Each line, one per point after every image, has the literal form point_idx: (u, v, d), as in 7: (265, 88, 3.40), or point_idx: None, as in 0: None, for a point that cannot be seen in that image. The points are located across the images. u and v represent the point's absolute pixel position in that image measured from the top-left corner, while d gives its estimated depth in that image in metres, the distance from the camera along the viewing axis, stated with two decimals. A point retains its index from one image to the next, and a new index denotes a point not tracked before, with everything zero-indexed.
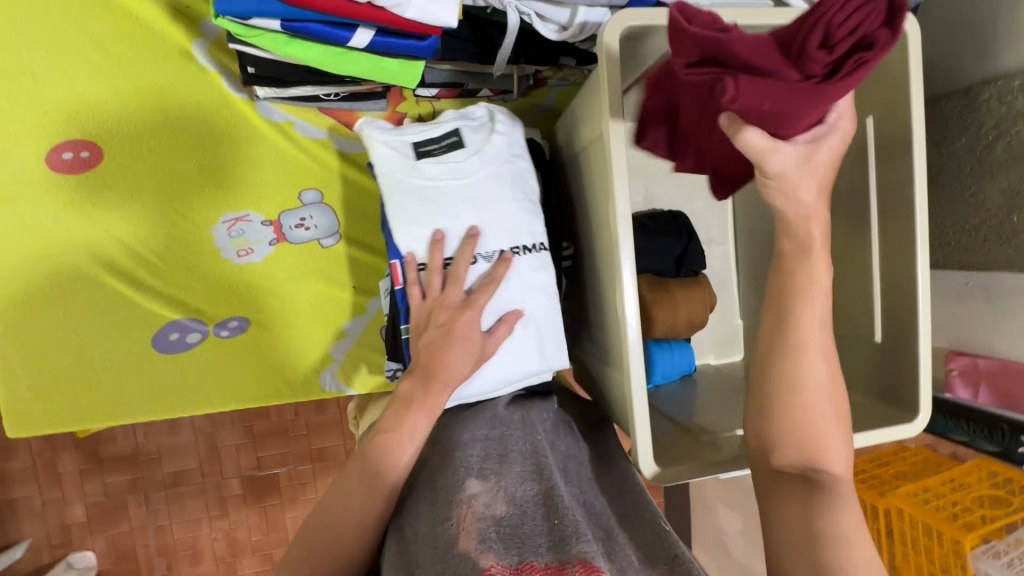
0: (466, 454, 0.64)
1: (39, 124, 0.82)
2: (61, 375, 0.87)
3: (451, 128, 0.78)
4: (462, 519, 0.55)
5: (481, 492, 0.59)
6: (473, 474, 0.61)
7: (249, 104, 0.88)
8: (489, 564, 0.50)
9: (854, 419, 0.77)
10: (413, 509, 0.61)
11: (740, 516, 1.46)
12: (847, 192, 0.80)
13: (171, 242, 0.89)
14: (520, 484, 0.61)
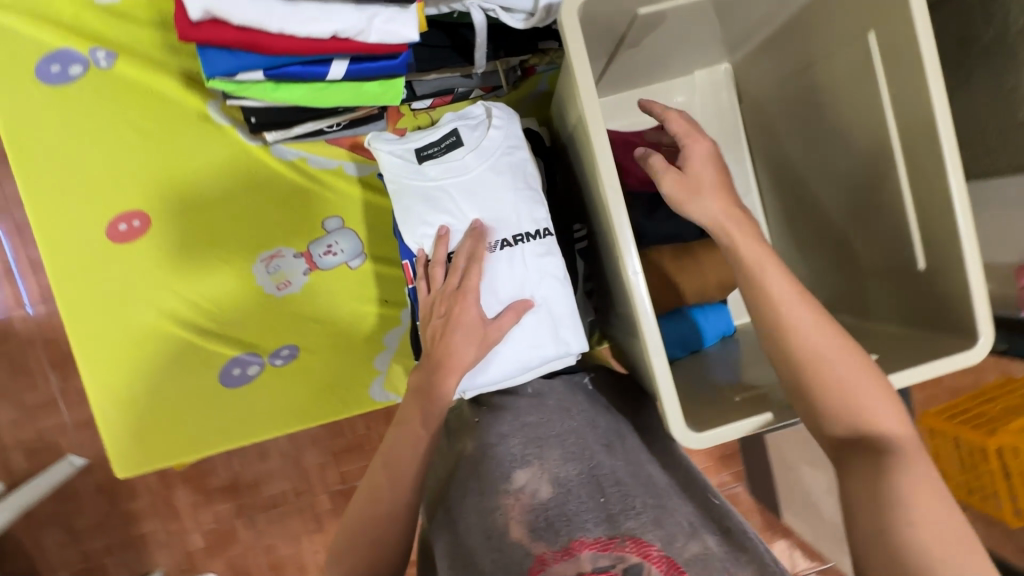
0: (505, 445, 0.70)
1: (94, 202, 0.93)
2: (149, 420, 0.96)
3: (450, 129, 0.79)
4: (512, 509, 0.65)
5: (528, 481, 0.66)
6: (517, 465, 0.68)
7: (264, 149, 0.96)
8: (543, 552, 0.61)
9: (908, 355, 0.71)
10: (462, 495, 0.70)
11: (825, 473, 1.39)
12: (863, 116, 0.75)
13: (220, 286, 0.98)
14: (563, 465, 0.67)
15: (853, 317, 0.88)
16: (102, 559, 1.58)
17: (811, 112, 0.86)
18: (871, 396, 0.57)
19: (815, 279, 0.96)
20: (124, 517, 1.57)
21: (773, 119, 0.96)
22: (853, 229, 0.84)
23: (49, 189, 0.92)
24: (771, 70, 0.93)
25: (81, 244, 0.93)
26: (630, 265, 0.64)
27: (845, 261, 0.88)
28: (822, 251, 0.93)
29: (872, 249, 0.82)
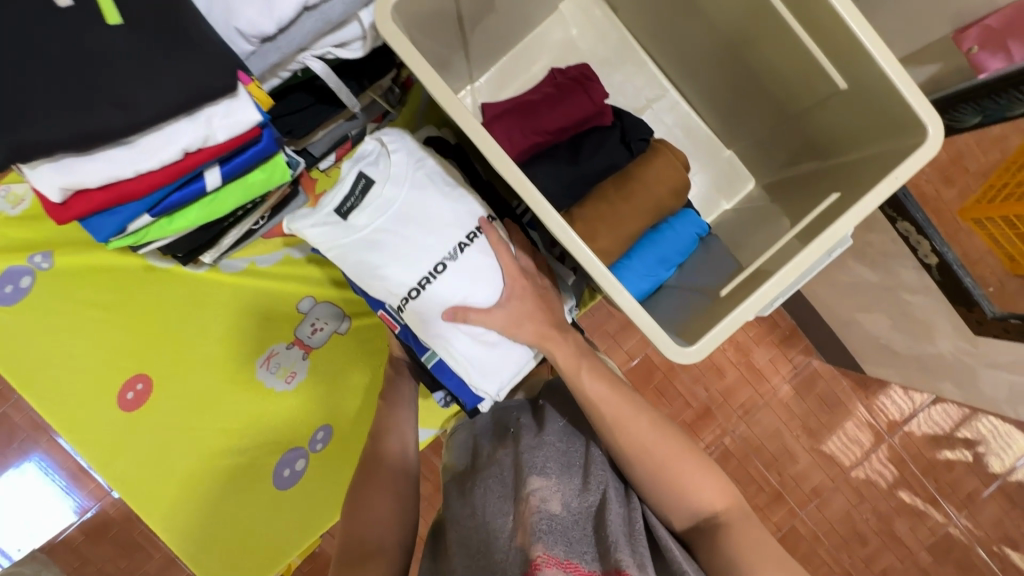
0: (534, 454, 0.77)
1: (96, 386, 0.99)
2: (236, 546, 1.02)
3: (356, 174, 0.81)
4: (525, 511, 0.69)
5: (541, 491, 0.71)
6: (538, 473, 0.74)
7: (215, 270, 1.01)
8: (540, 554, 0.62)
9: (870, 178, 0.68)
10: (484, 488, 0.77)
11: (882, 313, 1.34)
12: None
13: (235, 406, 1.03)
14: (576, 494, 0.73)
15: (815, 160, 0.85)
16: None
17: None
18: (688, 472, 0.71)
19: (765, 141, 0.93)
20: None
21: (650, 13, 0.93)
22: (769, 79, 0.81)
23: (53, 391, 0.97)
24: None
25: (102, 427, 0.98)
26: (552, 222, 0.63)
27: (779, 113, 0.85)
28: (756, 113, 0.90)
29: (795, 90, 0.78)
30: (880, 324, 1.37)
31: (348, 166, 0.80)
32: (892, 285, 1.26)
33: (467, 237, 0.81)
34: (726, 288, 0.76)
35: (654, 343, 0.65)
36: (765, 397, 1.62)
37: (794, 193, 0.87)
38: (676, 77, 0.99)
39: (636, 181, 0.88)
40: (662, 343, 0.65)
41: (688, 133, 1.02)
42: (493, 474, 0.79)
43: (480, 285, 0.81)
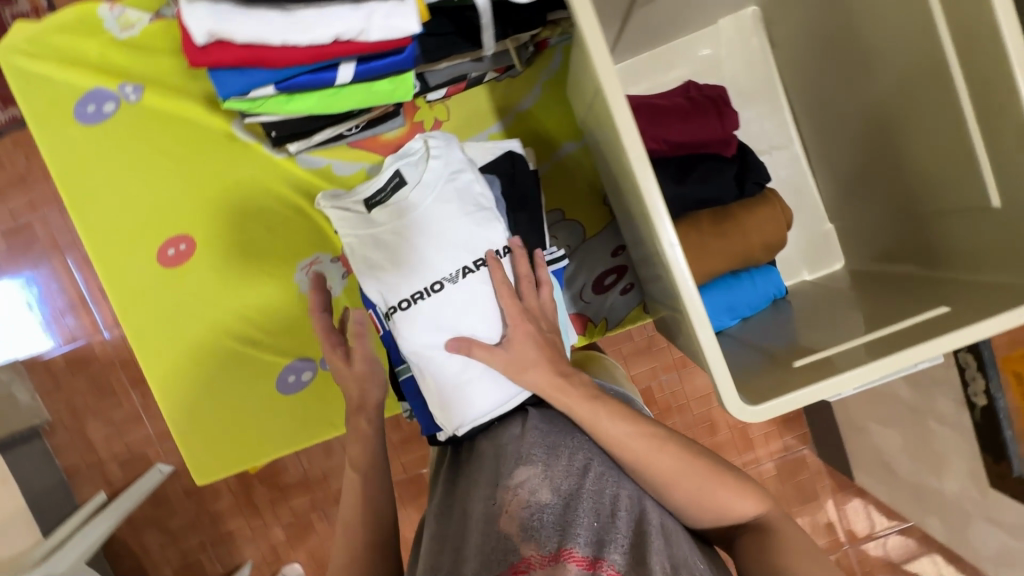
0: (520, 443, 0.69)
1: (144, 233, 0.98)
2: (220, 429, 1.02)
3: (392, 171, 0.81)
4: (507, 502, 0.62)
5: (528, 478, 0.64)
6: (524, 460, 0.66)
7: (291, 160, 0.97)
8: (529, 554, 0.57)
9: (979, 305, 0.65)
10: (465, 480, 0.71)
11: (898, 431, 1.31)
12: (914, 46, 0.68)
13: (264, 298, 1.01)
14: (567, 474, 0.65)
15: (919, 266, 0.81)
16: (197, 554, 1.72)
17: (851, 45, 0.78)
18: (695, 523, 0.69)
19: (874, 228, 0.89)
20: (211, 515, 1.71)
21: (811, 58, 0.88)
22: (912, 172, 0.76)
23: (104, 223, 0.97)
24: (799, 9, 0.86)
25: (136, 273, 0.98)
26: (665, 237, 0.60)
27: (902, 207, 0.81)
28: (875, 196, 0.86)
29: (935, 191, 0.74)
30: (893, 442, 1.34)
31: (389, 161, 0.81)
32: (921, 409, 1.23)
33: (474, 264, 0.77)
34: (801, 359, 0.73)
35: (721, 394, 0.63)
36: (749, 469, 1.61)
37: (886, 289, 0.83)
38: (809, 131, 0.95)
39: (736, 222, 0.85)
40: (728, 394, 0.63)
41: (795, 192, 0.99)
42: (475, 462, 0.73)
43: (480, 315, 0.76)
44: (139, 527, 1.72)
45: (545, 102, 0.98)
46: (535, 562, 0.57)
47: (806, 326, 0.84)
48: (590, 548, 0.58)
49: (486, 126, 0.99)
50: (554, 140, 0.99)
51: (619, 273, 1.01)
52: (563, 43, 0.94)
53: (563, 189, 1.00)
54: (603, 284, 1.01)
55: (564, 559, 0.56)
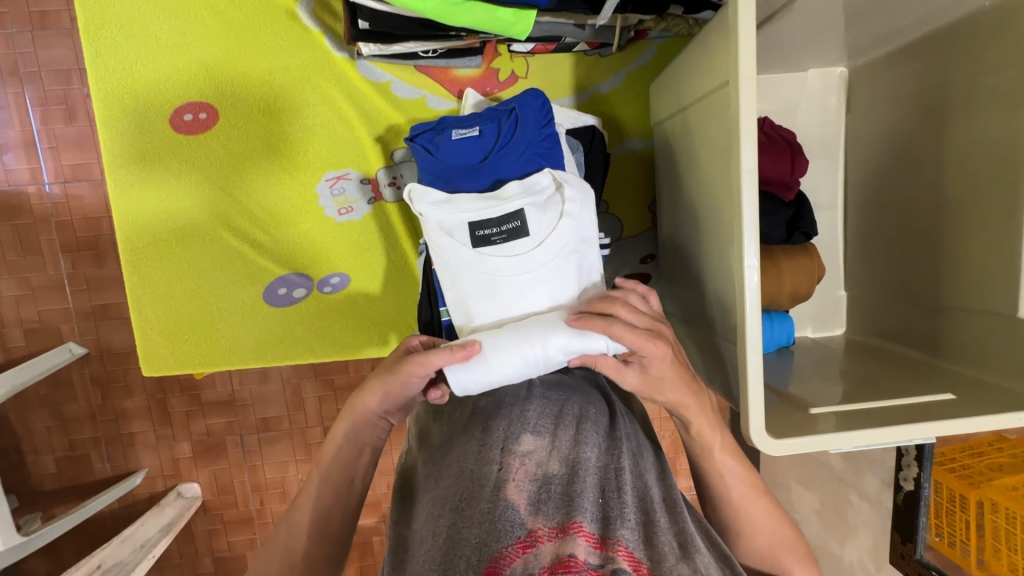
0: (525, 409, 0.67)
1: (164, 86, 0.87)
2: (186, 323, 0.94)
3: (516, 209, 0.77)
4: (511, 471, 0.57)
5: (534, 449, 0.60)
6: (529, 430, 0.63)
7: (350, 64, 0.90)
8: (537, 528, 0.50)
9: (983, 400, 0.70)
10: (464, 443, 0.65)
11: (815, 496, 1.39)
12: (996, 150, 0.72)
13: (278, 199, 0.93)
14: (576, 447, 0.61)
15: (920, 351, 0.86)
16: (87, 450, 1.56)
17: (930, 133, 0.82)
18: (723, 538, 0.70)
19: (886, 305, 0.94)
20: (115, 413, 1.55)
21: (881, 136, 0.92)
22: (945, 265, 0.81)
23: (122, 60, 0.85)
24: (891, 84, 0.89)
25: (143, 127, 0.88)
26: (746, 257, 0.61)
27: (919, 292, 0.87)
28: (899, 277, 0.91)
29: (961, 287, 0.79)
30: (809, 503, 1.42)
31: (516, 196, 0.77)
32: (847, 481, 1.30)
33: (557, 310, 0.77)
34: (819, 407, 0.74)
35: (749, 424, 0.64)
36: None
37: (884, 363, 0.88)
38: (852, 201, 1.00)
39: (774, 263, 0.88)
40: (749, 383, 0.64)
41: (824, 252, 1.04)
42: (474, 426, 0.67)
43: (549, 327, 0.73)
44: (27, 405, 1.54)
45: (626, 92, 0.95)
46: (544, 537, 0.49)
47: (807, 378, 0.87)
48: (601, 525, 0.51)
49: (559, 96, 0.95)
50: (621, 130, 0.97)
51: (641, 280, 1.01)
52: (660, 40, 0.93)
53: (614, 182, 0.99)
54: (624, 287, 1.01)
55: (573, 533, 0.49)
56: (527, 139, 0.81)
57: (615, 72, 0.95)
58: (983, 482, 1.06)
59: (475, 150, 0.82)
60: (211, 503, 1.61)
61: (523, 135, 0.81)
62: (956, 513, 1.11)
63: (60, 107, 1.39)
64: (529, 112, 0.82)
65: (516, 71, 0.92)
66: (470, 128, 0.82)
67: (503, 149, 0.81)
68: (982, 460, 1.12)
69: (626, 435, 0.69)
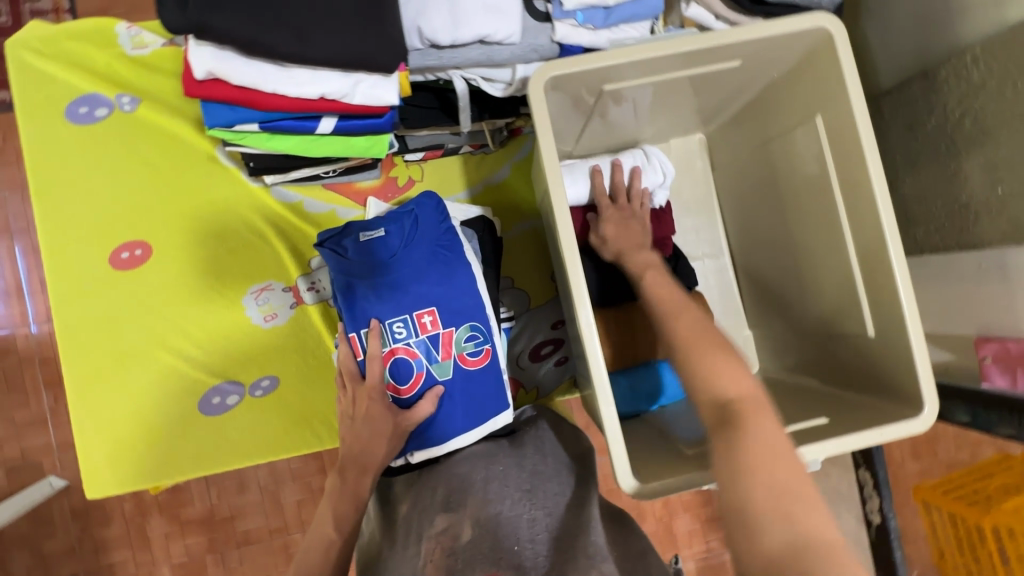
0: (439, 494, 0.77)
1: (104, 233, 1.00)
2: (126, 444, 0.99)
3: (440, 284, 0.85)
4: (430, 556, 0.67)
5: (448, 526, 0.70)
6: (443, 511, 0.73)
7: (264, 190, 1.02)
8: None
9: (857, 420, 0.73)
10: (395, 547, 0.75)
11: None
12: (816, 190, 0.80)
13: (209, 315, 1.02)
14: (481, 507, 0.70)
15: (817, 381, 0.89)
16: None
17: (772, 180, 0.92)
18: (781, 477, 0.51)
19: (785, 339, 0.99)
20: (95, 544, 1.56)
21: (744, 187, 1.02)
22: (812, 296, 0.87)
23: (67, 216, 0.99)
24: (738, 144, 1.00)
25: (86, 269, 0.99)
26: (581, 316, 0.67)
27: (804, 324, 0.92)
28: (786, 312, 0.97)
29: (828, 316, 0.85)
30: None
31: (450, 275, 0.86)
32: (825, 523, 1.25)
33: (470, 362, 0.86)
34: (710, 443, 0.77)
35: (619, 477, 0.67)
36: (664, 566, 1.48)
37: (787, 396, 0.91)
38: (738, 246, 1.08)
39: None
40: (643, 153, 0.98)
41: (724, 297, 1.09)
42: (405, 527, 0.77)
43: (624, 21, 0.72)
44: (9, 547, 1.55)
45: (513, 180, 1.08)
46: None
47: None
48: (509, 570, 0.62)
49: (453, 192, 1.07)
50: (516, 212, 1.08)
51: (555, 345, 1.07)
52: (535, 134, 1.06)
53: (514, 259, 1.08)
54: (539, 353, 1.07)
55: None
56: (431, 230, 0.87)
57: (500, 165, 1.07)
58: (992, 507, 1.01)
59: (382, 251, 0.85)
60: None
61: (427, 228, 0.87)
62: (978, 548, 1.05)
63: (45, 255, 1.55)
64: (427, 207, 0.88)
65: (411, 176, 1.05)
66: (373, 230, 0.86)
67: (409, 245, 0.85)
68: (990, 482, 1.08)
69: (539, 472, 0.78)
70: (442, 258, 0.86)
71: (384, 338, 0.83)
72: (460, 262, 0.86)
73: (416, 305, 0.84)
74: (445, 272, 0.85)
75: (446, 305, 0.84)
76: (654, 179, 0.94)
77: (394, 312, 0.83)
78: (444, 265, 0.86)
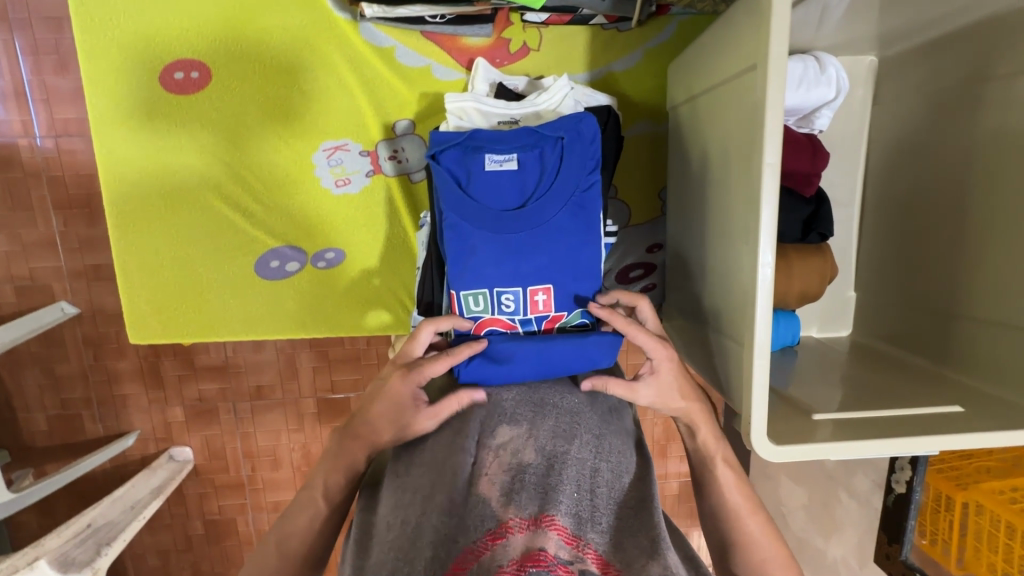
0: (501, 401, 0.65)
1: (156, 44, 0.82)
2: (174, 294, 0.91)
3: (559, 203, 0.73)
4: (484, 464, 0.56)
5: (510, 439, 0.59)
6: (506, 421, 0.61)
7: (352, 26, 0.84)
8: (508, 519, 0.50)
9: (993, 415, 0.68)
10: (437, 435, 0.64)
11: (804, 491, 1.24)
12: None
13: (274, 167, 0.89)
14: (552, 437, 0.60)
15: (927, 359, 0.84)
16: (79, 410, 1.52)
17: (965, 130, 0.79)
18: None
19: (896, 309, 0.91)
20: (107, 374, 1.51)
21: (911, 128, 0.88)
22: (965, 271, 0.79)
23: (115, 14, 0.81)
24: (926, 77, 0.84)
25: (134, 87, 0.83)
26: (762, 256, 0.60)
27: (931, 297, 0.84)
28: (913, 281, 0.88)
29: (976, 299, 0.77)
30: (796, 497, 1.25)
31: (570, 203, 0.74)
32: (836, 478, 1.15)
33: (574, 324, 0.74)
34: (823, 412, 0.72)
35: (750, 429, 0.63)
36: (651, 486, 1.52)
37: (889, 367, 0.86)
38: (872, 197, 0.96)
39: (786, 262, 0.84)
40: (815, 59, 0.82)
41: (836, 251, 1.00)
42: (451, 419, 0.65)
43: None
44: (18, 362, 1.49)
45: (644, 73, 0.91)
46: (514, 528, 0.49)
47: (811, 379, 0.85)
48: (572, 522, 0.52)
49: (571, 72, 0.89)
50: (636, 111, 0.93)
51: (646, 270, 0.98)
52: (683, 17, 0.88)
53: (624, 165, 0.95)
54: (628, 276, 0.98)
55: (545, 529, 0.49)
56: (571, 183, 0.74)
57: (632, 49, 0.89)
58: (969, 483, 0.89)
59: (513, 192, 0.73)
60: (203, 467, 1.57)
61: (567, 164, 0.74)
62: (937, 518, 0.93)
63: (51, 56, 1.31)
64: (575, 150, 0.75)
65: (528, 42, 0.87)
66: (506, 156, 0.74)
67: (544, 194, 0.73)
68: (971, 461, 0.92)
69: (608, 419, 0.67)
70: (576, 224, 0.74)
71: (491, 266, 0.72)
72: (594, 238, 0.74)
73: (533, 279, 0.73)
74: (573, 245, 0.74)
75: (561, 252, 0.73)
76: (822, 97, 0.81)
77: (507, 282, 0.72)
78: (573, 203, 0.74)
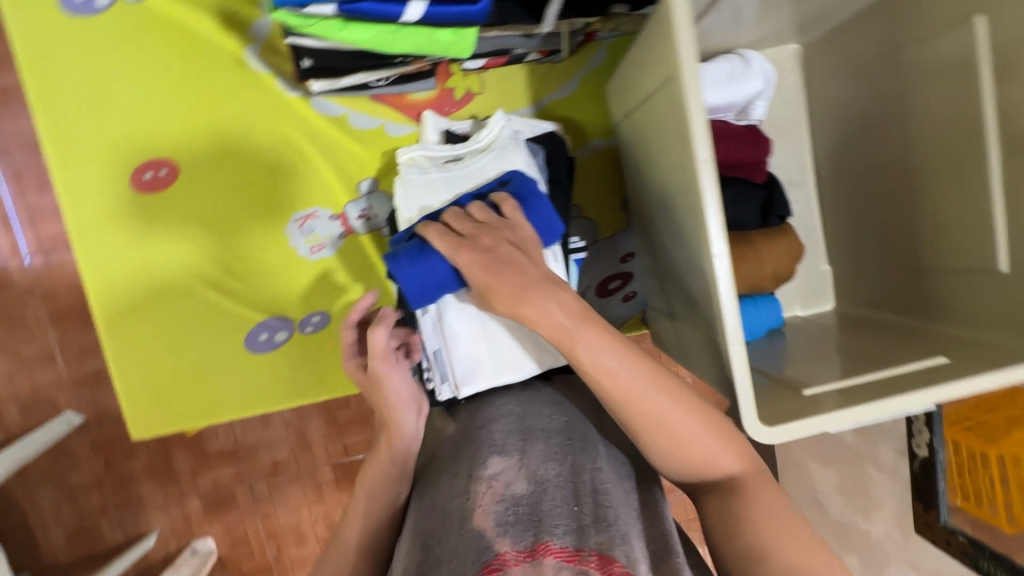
0: (490, 431, 0.63)
1: (123, 150, 0.87)
2: (172, 384, 0.93)
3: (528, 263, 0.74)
4: (479, 498, 0.54)
5: (502, 470, 0.57)
6: (496, 451, 0.59)
7: (304, 101, 0.89)
8: (505, 550, 0.49)
9: (976, 357, 0.69)
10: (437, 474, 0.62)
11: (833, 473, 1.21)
12: (948, 120, 0.74)
13: (249, 244, 0.92)
14: (544, 462, 0.58)
15: (910, 317, 0.85)
16: (95, 518, 1.51)
17: (893, 97, 0.83)
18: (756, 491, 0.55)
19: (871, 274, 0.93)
20: (119, 477, 1.50)
21: (846, 104, 0.92)
22: (923, 226, 0.81)
23: (81, 130, 0.86)
24: (849, 56, 0.89)
25: (107, 193, 0.88)
26: (716, 246, 0.62)
27: (901, 256, 0.86)
28: (880, 244, 0.90)
29: (939, 251, 0.79)
30: (827, 481, 1.21)
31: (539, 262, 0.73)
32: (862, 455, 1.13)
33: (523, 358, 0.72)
34: (815, 386, 0.73)
35: (743, 414, 0.64)
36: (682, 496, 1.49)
37: (875, 331, 0.87)
38: (826, 174, 1.00)
39: (753, 248, 0.86)
40: (739, 57, 0.87)
41: (803, 231, 1.03)
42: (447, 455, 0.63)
43: None
44: (30, 480, 1.49)
45: (586, 97, 0.96)
46: (511, 560, 0.49)
47: (804, 357, 0.86)
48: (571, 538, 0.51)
49: (516, 108, 0.95)
50: (585, 133, 0.97)
51: (624, 280, 1.01)
52: (610, 40, 0.92)
53: (583, 185, 0.99)
54: (608, 288, 1.01)
55: (541, 555, 0.49)
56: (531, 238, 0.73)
57: (570, 77, 0.94)
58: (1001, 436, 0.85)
59: None
60: (227, 555, 1.55)
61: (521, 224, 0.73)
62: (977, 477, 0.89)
63: (32, 179, 1.36)
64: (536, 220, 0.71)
65: (471, 88, 0.92)
66: None
67: None
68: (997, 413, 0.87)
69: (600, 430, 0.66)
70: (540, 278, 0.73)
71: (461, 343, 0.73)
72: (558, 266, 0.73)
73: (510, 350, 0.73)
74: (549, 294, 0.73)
75: None
76: (752, 90, 0.86)
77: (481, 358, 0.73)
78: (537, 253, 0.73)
